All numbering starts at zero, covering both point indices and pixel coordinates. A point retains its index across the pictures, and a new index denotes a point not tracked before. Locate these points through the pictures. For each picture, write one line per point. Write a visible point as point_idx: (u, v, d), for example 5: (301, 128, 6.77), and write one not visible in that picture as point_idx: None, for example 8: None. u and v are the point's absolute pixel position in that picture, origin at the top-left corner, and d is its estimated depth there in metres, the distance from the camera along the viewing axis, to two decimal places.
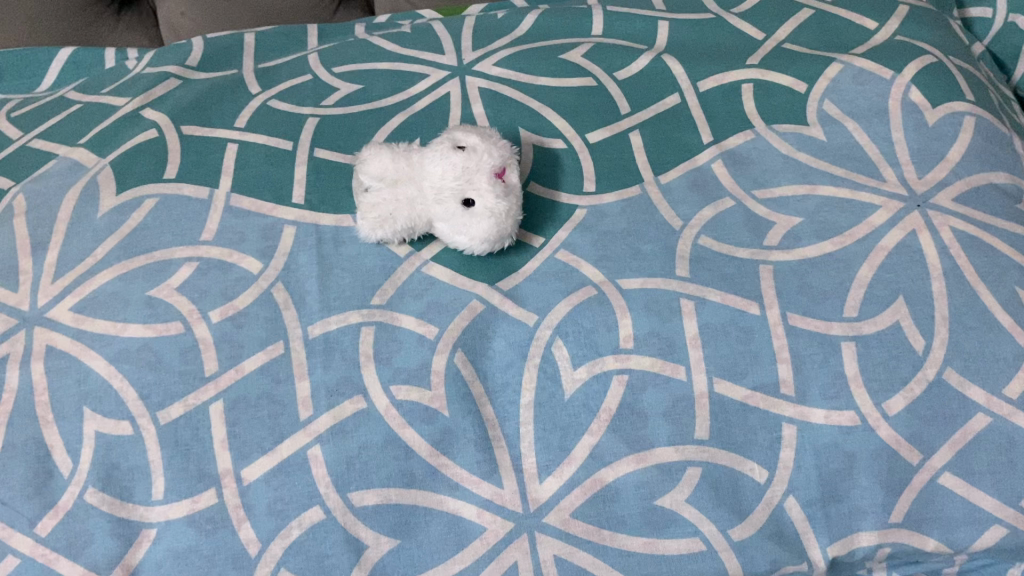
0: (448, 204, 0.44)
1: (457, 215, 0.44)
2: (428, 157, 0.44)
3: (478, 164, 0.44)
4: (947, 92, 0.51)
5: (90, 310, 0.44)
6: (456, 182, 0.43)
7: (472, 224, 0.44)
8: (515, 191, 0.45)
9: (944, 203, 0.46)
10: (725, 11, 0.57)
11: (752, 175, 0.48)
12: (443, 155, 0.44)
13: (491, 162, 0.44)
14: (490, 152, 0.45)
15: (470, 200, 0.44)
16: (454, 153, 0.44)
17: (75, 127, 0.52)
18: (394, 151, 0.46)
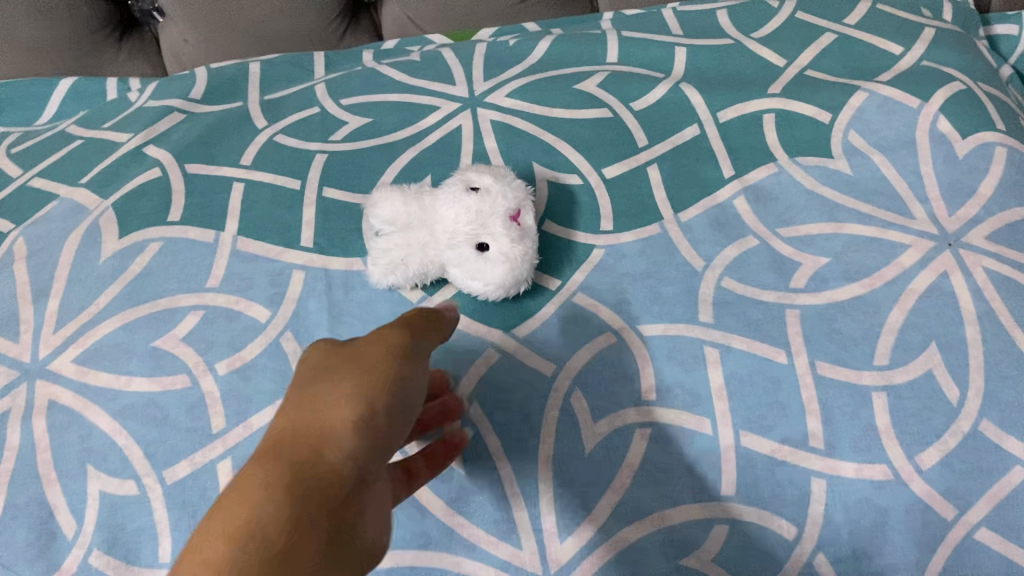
0: (460, 250, 0.41)
1: (471, 262, 0.41)
2: (441, 198, 0.42)
3: (492, 206, 0.41)
4: (978, 121, 0.49)
5: (93, 362, 0.42)
6: (469, 227, 0.41)
7: (485, 271, 0.41)
8: (531, 235, 0.43)
9: (976, 241, 0.44)
10: (745, 36, 0.55)
11: (776, 213, 0.47)
12: (455, 197, 0.41)
13: (506, 205, 0.42)
14: (505, 194, 0.42)
15: (483, 246, 0.41)
16: (466, 193, 0.41)
17: (76, 165, 0.50)
18: (408, 190, 0.43)
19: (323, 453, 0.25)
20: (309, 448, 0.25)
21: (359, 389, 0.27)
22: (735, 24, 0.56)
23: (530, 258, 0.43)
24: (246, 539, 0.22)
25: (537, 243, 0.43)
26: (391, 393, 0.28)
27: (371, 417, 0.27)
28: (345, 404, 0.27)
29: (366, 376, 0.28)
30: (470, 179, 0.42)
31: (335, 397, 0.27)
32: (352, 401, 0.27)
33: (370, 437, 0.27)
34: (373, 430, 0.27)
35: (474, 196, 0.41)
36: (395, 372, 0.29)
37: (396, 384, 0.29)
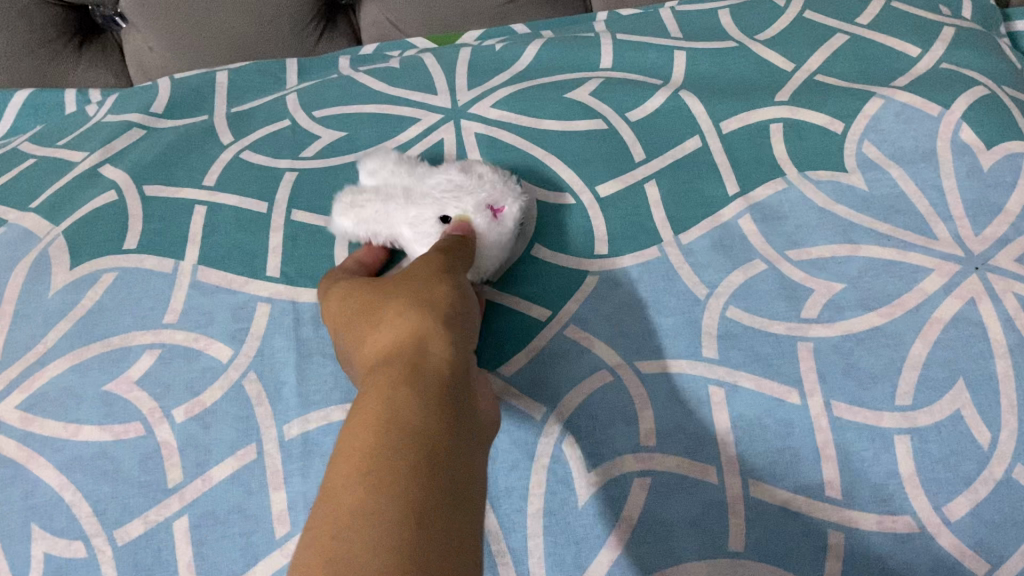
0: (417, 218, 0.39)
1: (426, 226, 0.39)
2: (432, 171, 0.41)
3: (472, 188, 0.39)
4: (1004, 129, 0.45)
5: (39, 408, 0.38)
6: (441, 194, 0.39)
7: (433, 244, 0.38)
8: (499, 231, 0.39)
9: (1004, 264, 0.41)
10: (749, 38, 0.51)
11: (786, 233, 0.43)
12: (446, 171, 0.40)
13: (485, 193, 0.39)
14: (491, 188, 0.40)
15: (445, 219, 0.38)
16: (463, 169, 0.40)
17: (27, 187, 0.46)
18: (418, 158, 0.43)
19: (431, 337, 0.28)
20: (412, 349, 0.28)
21: (445, 291, 0.31)
22: (738, 25, 0.52)
23: (491, 257, 0.39)
24: (397, 428, 0.24)
25: (507, 247, 0.40)
26: (457, 283, 0.33)
27: (456, 305, 0.31)
28: (438, 295, 0.31)
29: (443, 274, 0.33)
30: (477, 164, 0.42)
31: (429, 294, 0.31)
32: (441, 295, 0.31)
33: (460, 314, 0.31)
34: (463, 313, 0.32)
35: (468, 175, 0.40)
36: (445, 277, 0.33)
37: (451, 282, 0.32)
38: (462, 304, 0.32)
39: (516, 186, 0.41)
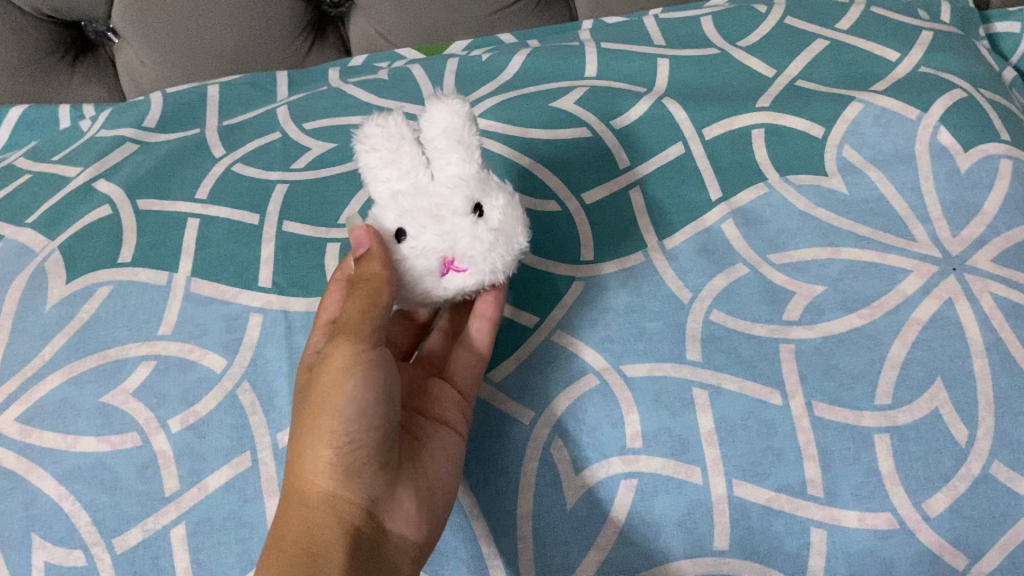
0: (399, 203, 0.33)
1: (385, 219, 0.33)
2: (454, 177, 0.33)
3: (453, 229, 0.32)
4: (981, 132, 0.46)
5: (38, 420, 0.39)
6: (421, 206, 0.32)
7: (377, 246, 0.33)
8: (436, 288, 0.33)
9: (981, 264, 0.42)
10: (731, 45, 0.52)
11: (768, 236, 0.44)
12: (455, 189, 0.32)
13: (450, 251, 0.32)
14: (467, 248, 0.32)
15: (406, 232, 0.32)
16: (466, 206, 0.32)
17: (24, 201, 0.47)
18: (472, 135, 0.34)
19: (324, 487, 0.32)
20: (320, 508, 0.32)
21: (362, 406, 0.32)
22: (720, 32, 0.53)
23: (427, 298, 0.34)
24: (317, 547, 0.31)
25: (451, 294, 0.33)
26: (377, 377, 0.33)
27: (370, 429, 0.33)
28: (352, 419, 0.32)
29: (367, 372, 0.33)
30: (493, 202, 0.33)
31: (339, 419, 0.32)
32: (352, 420, 0.32)
33: (372, 434, 0.33)
34: (378, 430, 0.33)
35: (464, 215, 0.32)
36: (362, 363, 0.33)
37: (366, 372, 0.33)
38: (378, 421, 0.33)
39: (509, 248, 0.33)
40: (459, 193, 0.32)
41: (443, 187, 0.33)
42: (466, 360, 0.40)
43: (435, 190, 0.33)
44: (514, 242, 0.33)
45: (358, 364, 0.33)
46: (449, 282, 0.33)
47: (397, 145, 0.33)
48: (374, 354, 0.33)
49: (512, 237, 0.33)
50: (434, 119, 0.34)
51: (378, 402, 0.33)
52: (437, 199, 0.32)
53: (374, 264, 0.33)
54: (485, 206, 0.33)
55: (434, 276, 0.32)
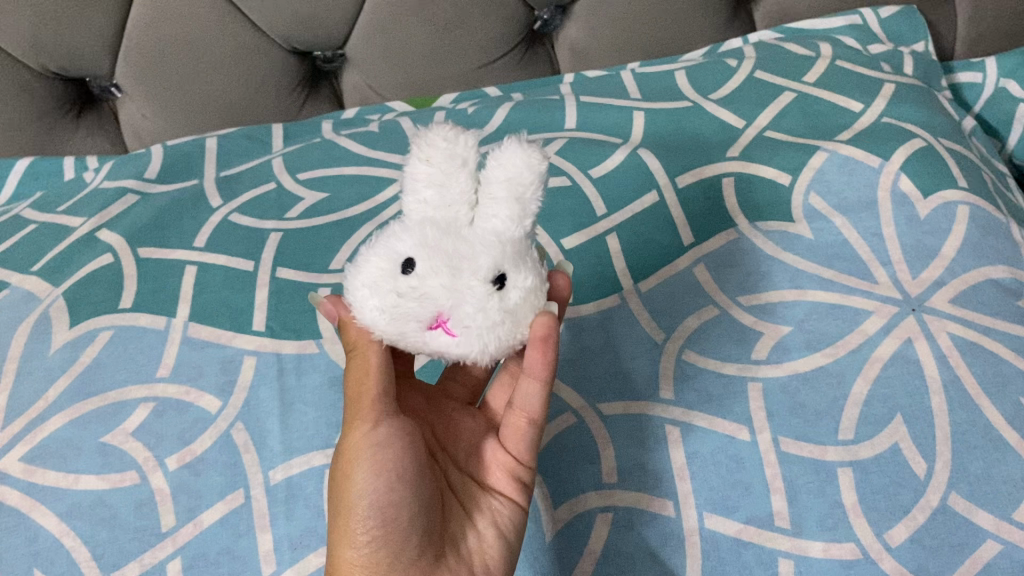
0: (425, 231, 0.30)
1: (399, 236, 0.30)
2: (493, 234, 0.30)
3: (464, 288, 0.28)
4: (938, 179, 0.49)
5: (41, 460, 0.41)
6: (442, 246, 0.29)
7: (381, 267, 0.30)
8: (416, 338, 0.30)
9: (939, 305, 0.44)
10: (703, 98, 0.55)
11: (738, 280, 0.46)
12: (492, 252, 0.29)
13: (451, 310, 0.28)
14: (468, 317, 0.28)
15: (416, 267, 0.29)
16: (492, 273, 0.29)
17: (30, 250, 0.50)
18: (533, 195, 0.31)
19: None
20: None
21: (375, 501, 0.32)
22: (693, 85, 0.56)
23: (403, 343, 0.30)
24: None
25: (434, 355, 0.30)
26: (391, 462, 0.33)
27: (390, 522, 0.33)
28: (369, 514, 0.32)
29: (376, 458, 0.33)
30: (520, 277, 0.29)
31: (359, 516, 0.32)
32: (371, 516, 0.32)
33: (397, 523, 0.33)
34: (401, 516, 0.33)
35: (487, 282, 0.28)
36: (373, 441, 0.33)
37: (379, 451, 0.33)
38: (401, 510, 0.33)
39: (510, 334, 0.29)
40: (491, 256, 0.29)
41: (479, 240, 0.30)
42: (515, 424, 0.37)
43: (467, 237, 0.30)
44: (520, 332, 0.30)
45: (370, 451, 0.33)
46: (431, 339, 0.29)
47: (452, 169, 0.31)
48: (381, 434, 0.33)
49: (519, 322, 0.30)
50: (507, 160, 0.31)
51: (393, 488, 0.33)
52: (469, 253, 0.29)
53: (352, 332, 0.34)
54: (511, 280, 0.29)
55: (421, 327, 0.29)
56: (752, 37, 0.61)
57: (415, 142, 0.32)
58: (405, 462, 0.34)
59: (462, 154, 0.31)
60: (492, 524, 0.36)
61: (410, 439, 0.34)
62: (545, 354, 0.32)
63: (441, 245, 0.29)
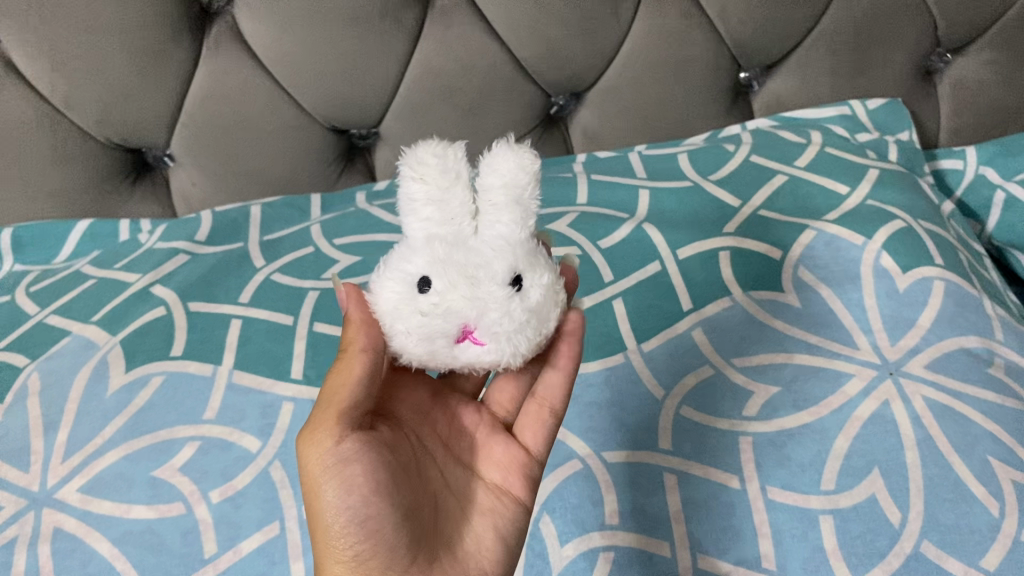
0: (435, 248, 0.34)
1: (415, 256, 0.34)
2: (500, 241, 0.34)
3: (486, 299, 0.32)
4: (917, 257, 0.53)
5: (97, 490, 0.45)
6: (452, 262, 0.33)
7: (399, 290, 0.34)
8: (446, 353, 0.34)
9: (915, 370, 0.48)
10: (703, 178, 0.60)
11: (732, 343, 0.50)
12: (500, 259, 0.33)
13: (476, 322, 0.33)
14: (493, 322, 0.33)
15: (432, 284, 0.33)
16: (507, 278, 0.33)
17: (90, 304, 0.55)
18: (529, 194, 0.36)
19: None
20: None
21: (353, 514, 0.35)
22: (695, 167, 0.61)
23: (431, 359, 0.35)
24: None
25: (464, 366, 0.35)
26: (365, 480, 0.36)
27: (373, 535, 0.36)
28: (347, 530, 0.35)
29: (343, 475, 0.36)
30: (533, 277, 0.34)
31: (336, 532, 0.36)
32: (349, 532, 0.35)
33: (382, 537, 0.36)
34: (383, 526, 0.36)
35: (503, 286, 0.33)
36: (342, 450, 0.36)
37: (351, 464, 0.36)
38: (382, 524, 0.36)
39: (531, 330, 0.34)
40: (504, 263, 0.33)
41: (489, 247, 0.34)
42: (535, 414, 0.43)
43: (478, 247, 0.34)
44: (541, 324, 0.35)
45: (337, 466, 0.36)
46: (460, 351, 0.34)
47: (449, 184, 0.35)
48: (346, 449, 0.36)
49: (540, 316, 0.35)
50: (500, 169, 0.36)
51: (367, 501, 0.36)
52: (480, 265, 0.33)
53: (353, 336, 0.37)
54: (524, 282, 0.34)
55: (450, 342, 0.33)
56: (750, 124, 0.67)
57: (402, 167, 0.36)
58: (374, 473, 0.36)
59: (452, 167, 0.35)
60: (492, 526, 0.41)
61: (375, 451, 0.37)
62: (573, 349, 0.41)
63: (453, 261, 0.33)
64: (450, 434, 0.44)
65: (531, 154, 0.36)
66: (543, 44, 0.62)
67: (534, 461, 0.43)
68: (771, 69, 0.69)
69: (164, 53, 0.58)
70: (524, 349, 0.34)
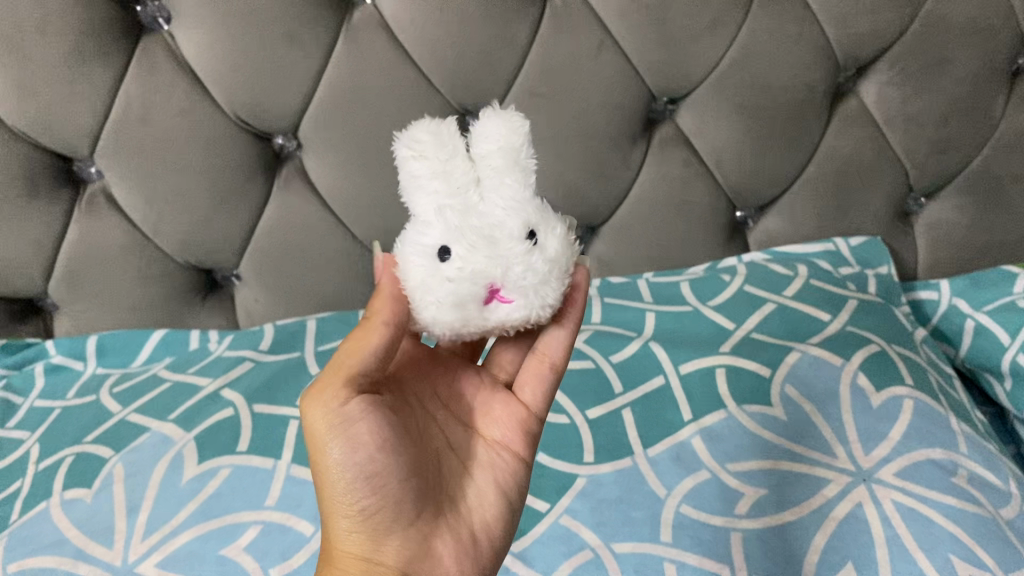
0: (448, 217, 0.41)
1: (433, 229, 0.41)
2: (508, 199, 0.42)
3: (506, 255, 0.40)
4: (889, 377, 0.61)
5: (171, 565, 0.52)
6: (466, 225, 0.40)
7: (424, 260, 0.41)
8: (480, 316, 0.41)
9: (885, 476, 0.55)
10: (703, 304, 0.69)
11: (725, 450, 0.57)
12: (510, 217, 0.41)
13: (503, 277, 0.40)
14: (517, 277, 0.40)
15: (451, 251, 0.40)
16: (522, 232, 0.41)
17: (167, 404, 0.63)
18: (523, 153, 0.43)
19: (356, 544, 0.43)
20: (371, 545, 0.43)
21: (358, 467, 0.42)
22: (696, 295, 0.70)
23: (465, 326, 0.41)
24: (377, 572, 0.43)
25: (501, 321, 0.41)
26: (368, 436, 0.43)
27: (377, 487, 0.43)
28: (353, 482, 0.42)
29: (347, 432, 0.42)
30: (546, 230, 0.42)
31: (343, 487, 0.43)
32: (354, 487, 0.42)
33: (388, 487, 0.43)
34: (384, 474, 0.43)
35: (519, 240, 0.40)
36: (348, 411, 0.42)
37: (358, 421, 0.42)
38: (386, 478, 0.43)
39: (551, 282, 0.41)
40: (517, 219, 0.41)
41: (497, 208, 0.41)
42: (535, 377, 0.50)
43: (488, 211, 0.41)
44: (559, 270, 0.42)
45: (341, 425, 0.42)
46: (491, 310, 0.41)
47: (449, 161, 0.42)
48: (349, 409, 0.42)
49: (557, 264, 0.42)
50: (489, 138, 0.43)
51: (371, 455, 0.43)
52: (495, 227, 0.40)
53: (378, 309, 0.43)
54: (537, 235, 0.41)
55: (480, 304, 0.40)
56: (745, 258, 0.76)
57: (401, 151, 0.43)
58: (381, 429, 0.43)
59: (449, 147, 0.43)
60: (493, 479, 0.48)
61: (381, 409, 0.44)
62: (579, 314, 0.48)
63: (470, 226, 0.40)
64: (451, 400, 0.51)
65: (515, 114, 0.44)
66: (562, 187, 0.72)
67: (532, 418, 0.50)
68: (763, 209, 0.79)
69: (241, 190, 0.69)
70: (551, 299, 0.42)
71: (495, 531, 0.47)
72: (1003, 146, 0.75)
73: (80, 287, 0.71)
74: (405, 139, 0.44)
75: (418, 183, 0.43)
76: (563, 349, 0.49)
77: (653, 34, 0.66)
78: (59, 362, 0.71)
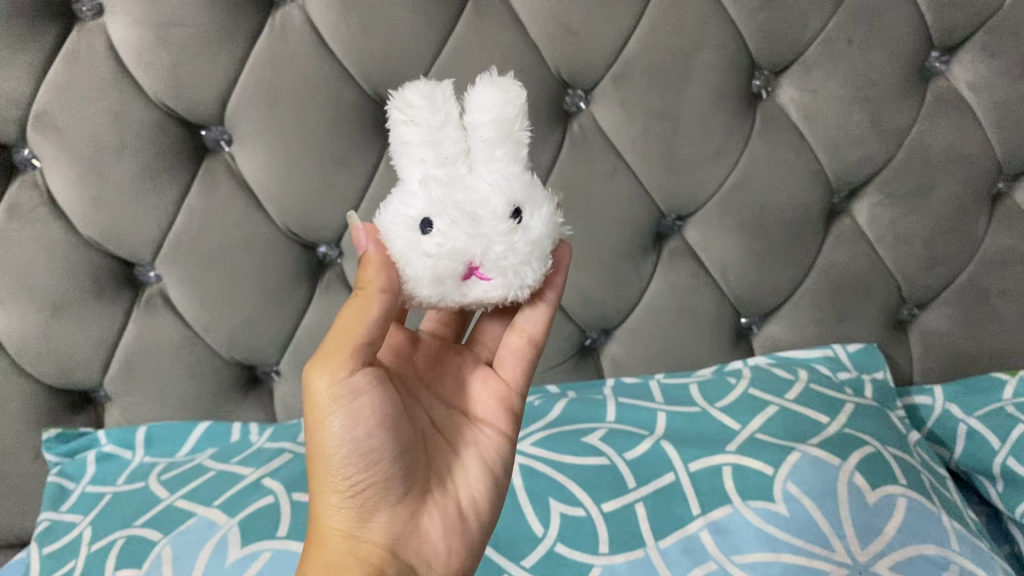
0: (434, 192, 0.46)
1: (415, 199, 0.47)
2: (494, 177, 0.47)
3: (485, 238, 0.46)
4: (884, 477, 0.66)
5: None
6: (449, 203, 0.46)
7: (407, 232, 0.47)
8: (458, 288, 0.47)
9: (881, 570, 0.60)
10: (711, 405, 0.74)
11: (731, 542, 0.62)
12: (493, 194, 0.46)
13: (480, 256, 0.46)
14: (497, 256, 0.46)
15: (433, 227, 0.46)
16: (505, 212, 0.46)
17: (211, 491, 0.68)
18: (515, 124, 0.48)
19: (349, 513, 0.51)
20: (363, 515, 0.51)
21: (357, 442, 0.50)
22: (704, 395, 0.75)
23: (443, 299, 0.48)
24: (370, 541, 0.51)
25: (478, 296, 0.48)
26: (368, 412, 0.50)
27: (372, 464, 0.50)
28: (350, 456, 0.50)
29: (353, 406, 0.49)
30: (529, 211, 0.48)
31: (341, 458, 0.50)
32: (350, 461, 0.50)
33: (382, 460, 0.51)
34: (378, 450, 0.50)
35: (501, 220, 0.46)
36: (350, 388, 0.49)
37: (358, 397, 0.49)
38: (380, 453, 0.51)
39: (530, 260, 0.48)
40: (502, 199, 0.46)
41: (484, 186, 0.47)
42: (514, 360, 0.59)
43: (474, 188, 0.47)
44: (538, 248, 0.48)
45: (346, 398, 0.49)
46: (470, 285, 0.47)
47: (440, 128, 0.47)
48: (355, 384, 0.49)
49: (539, 243, 0.48)
50: (483, 107, 0.48)
51: (371, 432, 0.50)
52: (479, 206, 0.46)
53: (373, 277, 0.48)
54: (520, 216, 0.47)
55: (459, 279, 0.47)
56: (750, 362, 0.81)
57: (394, 112, 0.48)
58: (377, 406, 0.50)
59: (439, 111, 0.47)
60: (473, 457, 0.57)
61: (379, 383, 0.51)
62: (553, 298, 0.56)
63: (452, 203, 0.46)
64: (432, 380, 0.60)
65: (510, 81, 0.48)
66: (579, 293, 0.78)
67: (511, 396, 0.59)
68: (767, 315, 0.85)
69: (289, 293, 0.76)
70: (530, 275, 0.48)
71: (479, 502, 0.56)
72: (987, 261, 0.83)
73: (133, 378, 0.77)
74: (399, 97, 0.48)
75: (407, 145, 0.48)
76: (541, 327, 0.58)
77: (661, 158, 0.73)
78: (110, 451, 0.76)
